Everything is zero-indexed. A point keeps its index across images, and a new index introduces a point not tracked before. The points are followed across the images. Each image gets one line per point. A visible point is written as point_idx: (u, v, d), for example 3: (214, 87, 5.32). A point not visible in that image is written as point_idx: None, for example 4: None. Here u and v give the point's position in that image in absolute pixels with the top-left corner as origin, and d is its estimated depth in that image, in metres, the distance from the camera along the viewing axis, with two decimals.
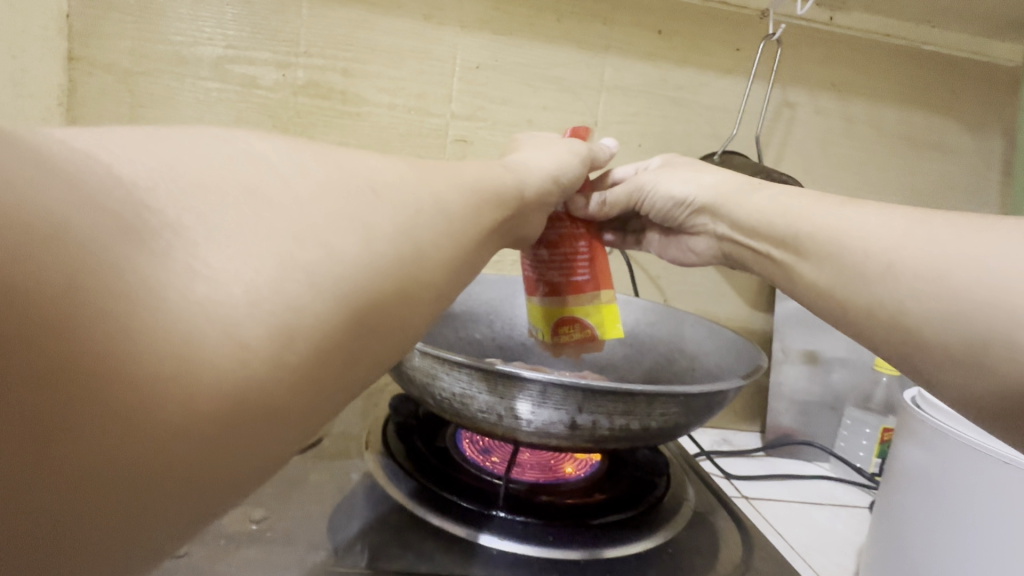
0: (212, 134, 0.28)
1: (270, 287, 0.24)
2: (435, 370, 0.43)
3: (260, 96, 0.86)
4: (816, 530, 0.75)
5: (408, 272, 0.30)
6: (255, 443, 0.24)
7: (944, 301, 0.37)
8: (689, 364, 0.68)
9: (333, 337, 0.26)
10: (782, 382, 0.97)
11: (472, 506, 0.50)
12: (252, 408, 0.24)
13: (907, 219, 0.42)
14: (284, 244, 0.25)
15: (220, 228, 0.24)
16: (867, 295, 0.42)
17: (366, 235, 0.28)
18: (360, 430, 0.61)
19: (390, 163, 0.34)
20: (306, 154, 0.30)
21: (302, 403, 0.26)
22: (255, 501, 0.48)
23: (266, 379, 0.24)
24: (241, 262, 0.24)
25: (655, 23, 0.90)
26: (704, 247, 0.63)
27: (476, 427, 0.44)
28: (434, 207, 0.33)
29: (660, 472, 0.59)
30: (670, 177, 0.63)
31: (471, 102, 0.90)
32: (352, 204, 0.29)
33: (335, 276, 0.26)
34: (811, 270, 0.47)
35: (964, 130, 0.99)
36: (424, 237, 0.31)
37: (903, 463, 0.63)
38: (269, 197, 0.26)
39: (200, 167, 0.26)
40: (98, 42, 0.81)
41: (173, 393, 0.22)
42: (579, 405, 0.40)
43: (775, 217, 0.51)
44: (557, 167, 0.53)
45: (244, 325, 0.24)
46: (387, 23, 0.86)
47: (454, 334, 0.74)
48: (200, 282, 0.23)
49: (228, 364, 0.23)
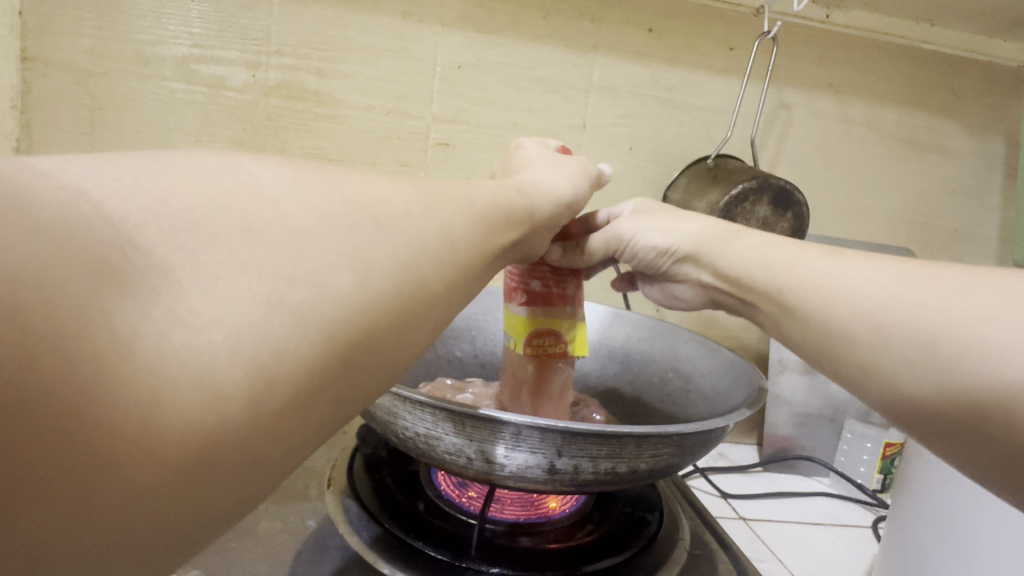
0: (212, 163, 0.26)
1: (253, 331, 0.23)
2: (396, 408, 0.39)
3: (228, 98, 0.81)
4: (817, 556, 0.71)
5: (404, 303, 0.27)
6: (236, 485, 0.23)
7: (938, 369, 0.34)
8: (683, 385, 0.64)
9: (315, 376, 0.24)
10: (780, 393, 0.93)
11: (443, 557, 0.46)
12: (227, 455, 0.22)
13: (891, 275, 0.38)
14: (273, 284, 0.23)
15: (211, 269, 0.22)
16: (859, 357, 0.38)
17: (362, 271, 0.26)
18: (324, 465, 0.58)
19: (390, 187, 0.31)
20: (307, 180, 0.27)
21: (282, 444, 0.24)
22: (192, 561, 0.44)
23: (246, 425, 0.23)
24: (231, 305, 0.22)
25: (646, 21, 0.85)
26: (691, 295, 0.56)
27: (447, 469, 0.40)
28: (440, 235, 0.30)
29: (652, 507, 0.55)
30: (646, 223, 0.56)
31: (453, 104, 0.85)
32: (349, 238, 0.26)
33: (325, 314, 0.24)
34: (796, 326, 0.42)
35: (966, 132, 0.96)
36: (425, 267, 0.29)
37: (911, 491, 0.59)
38: (265, 235, 0.24)
39: (192, 201, 0.24)
40: (53, 41, 0.76)
41: (141, 450, 0.20)
42: (558, 448, 0.36)
43: (760, 272, 0.46)
44: (573, 190, 0.49)
45: (223, 374, 0.22)
46: (363, 20, 0.81)
47: (432, 352, 0.70)
48: (179, 326, 0.21)
49: (208, 414, 0.21)
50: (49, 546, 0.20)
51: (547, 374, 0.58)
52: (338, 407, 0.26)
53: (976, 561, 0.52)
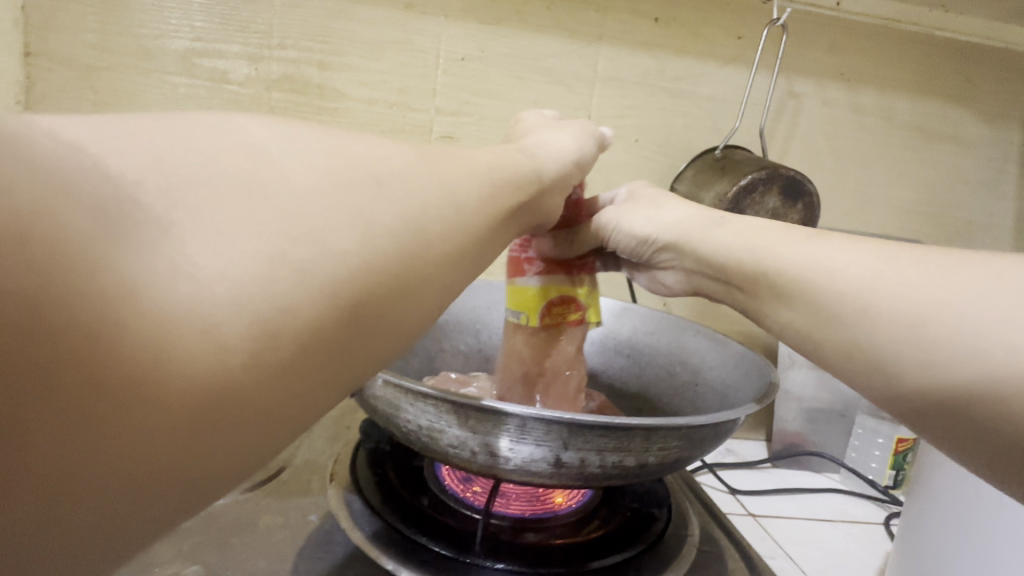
0: (206, 122, 0.25)
1: (259, 288, 0.23)
2: (398, 400, 0.39)
3: (231, 92, 0.80)
4: (828, 553, 0.70)
5: (407, 264, 0.27)
6: (235, 450, 0.23)
7: (923, 350, 0.33)
8: (690, 379, 0.63)
9: (319, 340, 0.24)
10: (789, 388, 0.92)
11: (447, 552, 0.45)
12: (235, 408, 0.23)
13: (876, 255, 0.37)
14: (276, 240, 0.23)
15: (212, 225, 0.22)
16: (844, 340, 0.36)
17: (365, 230, 0.26)
18: (327, 459, 0.58)
19: (396, 150, 0.30)
20: (308, 140, 0.27)
21: (284, 405, 0.24)
22: (193, 556, 0.44)
23: (253, 379, 0.23)
24: (232, 260, 0.22)
25: (652, 10, 0.84)
26: (674, 283, 0.55)
27: (449, 463, 0.40)
28: (444, 196, 0.30)
29: (660, 503, 0.54)
30: (629, 213, 0.55)
31: (456, 96, 0.84)
32: (352, 198, 0.26)
33: (327, 273, 0.24)
34: (787, 311, 0.41)
35: (981, 121, 0.94)
36: (429, 231, 0.28)
37: (927, 488, 0.58)
38: (267, 193, 0.24)
39: (190, 156, 0.23)
40: (57, 35, 0.75)
41: (152, 397, 0.21)
42: (564, 441, 0.35)
43: (743, 254, 0.45)
44: (579, 150, 0.48)
45: (228, 329, 0.22)
46: (365, 12, 0.80)
47: (436, 345, 0.70)
48: (184, 279, 0.21)
49: (213, 368, 0.22)
50: (59, 487, 0.20)
51: (569, 342, 0.58)
52: (340, 379, 0.26)
53: (993, 558, 0.50)
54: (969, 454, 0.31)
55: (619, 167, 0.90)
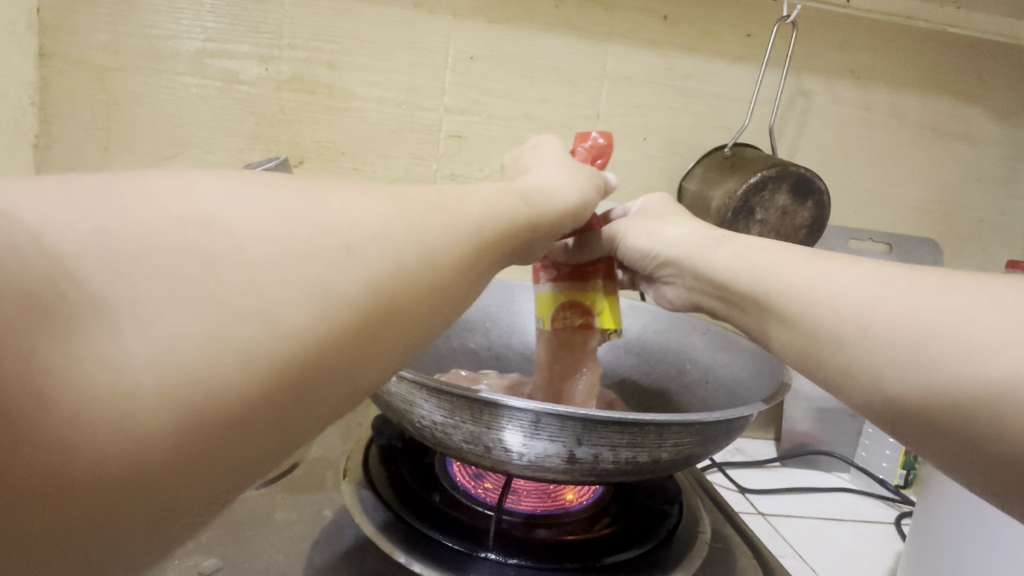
0: (163, 182, 0.25)
1: (194, 371, 0.22)
2: (413, 396, 0.39)
3: (242, 92, 0.81)
4: (840, 552, 0.69)
5: (370, 335, 0.26)
6: (166, 530, 0.23)
7: (923, 369, 0.32)
8: (701, 376, 0.63)
9: (264, 417, 0.24)
10: (799, 387, 0.91)
11: (460, 547, 0.45)
12: (165, 491, 0.22)
13: (875, 278, 0.37)
14: (220, 323, 0.23)
15: (147, 304, 0.22)
16: (844, 359, 0.36)
17: (326, 302, 0.25)
18: (339, 455, 0.58)
19: (374, 202, 0.29)
20: (271, 200, 0.26)
21: (218, 486, 0.24)
22: (208, 550, 0.44)
23: (184, 464, 0.22)
24: (168, 342, 0.22)
25: (661, 9, 0.84)
26: (675, 298, 0.54)
27: (462, 459, 0.40)
28: (420, 257, 0.28)
29: (671, 500, 0.55)
30: (635, 225, 0.55)
31: (465, 95, 0.85)
32: (310, 265, 0.25)
33: (275, 355, 0.23)
34: (783, 330, 0.40)
35: (993, 119, 0.93)
36: (397, 295, 0.27)
37: (939, 487, 0.58)
38: (213, 267, 0.23)
39: (129, 222, 0.23)
40: (69, 37, 0.76)
41: (75, 484, 0.21)
42: (578, 437, 0.35)
43: (744, 272, 0.44)
44: (576, 196, 0.45)
45: (157, 416, 0.22)
46: (374, 12, 0.80)
47: (445, 344, 0.70)
48: (110, 367, 0.21)
49: (138, 456, 0.21)
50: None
51: (575, 347, 0.58)
52: (282, 452, 0.25)
53: (1007, 558, 0.50)
54: (979, 471, 0.30)
55: (627, 165, 0.90)
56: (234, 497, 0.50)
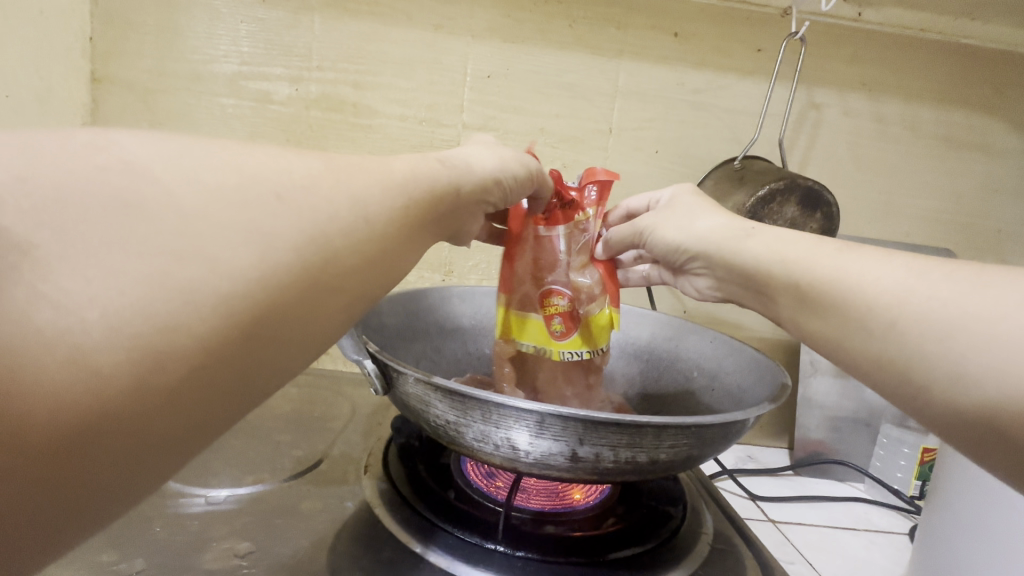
0: (86, 140, 0.28)
1: (133, 308, 0.25)
2: (428, 396, 0.42)
3: (274, 111, 0.86)
4: (851, 561, 0.70)
5: (313, 279, 0.30)
6: (125, 465, 0.26)
7: (950, 362, 0.33)
8: (708, 384, 0.64)
9: (218, 351, 0.27)
10: (811, 396, 0.92)
11: (471, 539, 0.48)
12: (122, 419, 0.26)
13: (907, 269, 0.38)
14: (158, 264, 0.26)
15: (81, 250, 0.25)
16: (873, 347, 0.37)
17: (263, 247, 0.28)
18: (360, 453, 0.62)
19: (307, 164, 0.33)
20: (198, 155, 0.29)
21: (181, 422, 0.27)
22: (242, 534, 0.48)
23: (143, 391, 0.26)
24: (103, 282, 0.25)
25: (672, 26, 0.86)
26: (706, 289, 0.55)
27: (471, 455, 0.43)
28: (354, 211, 0.33)
29: (675, 502, 0.56)
30: (664, 218, 0.56)
31: (483, 112, 0.88)
32: (244, 210, 0.28)
33: (216, 291, 0.27)
34: (814, 321, 0.41)
35: (1012, 129, 0.93)
36: (335, 242, 0.31)
37: (943, 494, 0.60)
38: (143, 212, 0.27)
39: (58, 177, 0.26)
40: (119, 62, 0.83)
41: (42, 409, 0.24)
42: (580, 437, 0.38)
43: (774, 267, 0.45)
44: (500, 168, 0.50)
45: (101, 348, 0.25)
46: (397, 35, 0.85)
47: (462, 348, 0.73)
48: (52, 306, 0.25)
49: (94, 384, 0.25)
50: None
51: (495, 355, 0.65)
52: (244, 386, 0.29)
53: (998, 551, 0.53)
54: (976, 448, 0.33)
55: (639, 178, 0.92)
56: (262, 488, 0.54)
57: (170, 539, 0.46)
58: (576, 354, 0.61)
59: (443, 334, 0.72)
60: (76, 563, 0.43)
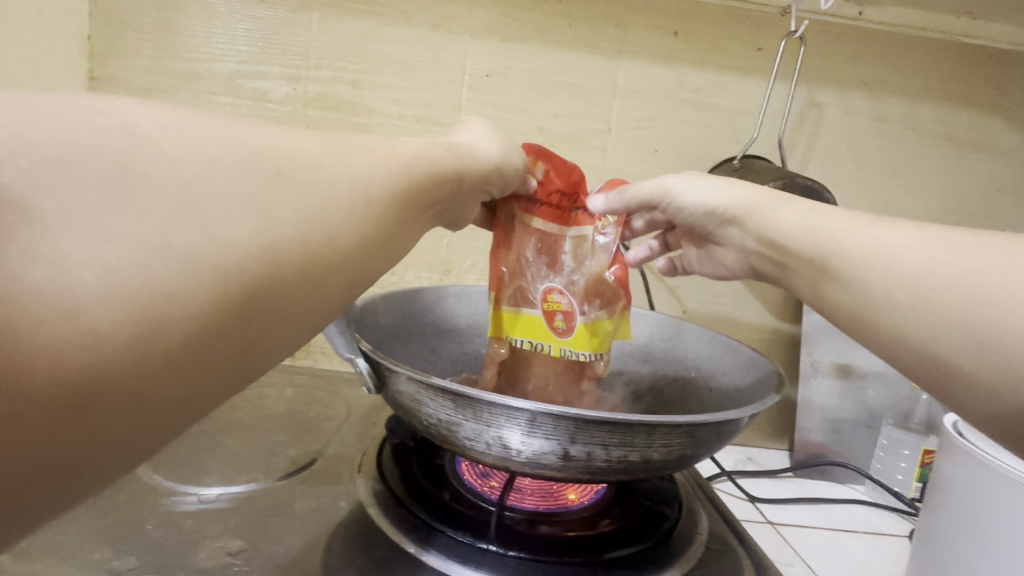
0: (83, 104, 0.27)
1: (130, 273, 0.25)
2: (420, 395, 0.42)
3: (272, 110, 0.86)
4: (850, 564, 0.69)
5: (311, 253, 0.30)
6: (114, 436, 0.26)
7: (982, 336, 0.32)
8: (704, 385, 0.64)
9: (213, 321, 0.27)
10: (811, 398, 0.91)
11: (464, 539, 0.48)
12: (113, 388, 0.25)
13: (937, 238, 0.36)
14: (158, 231, 0.26)
15: (75, 210, 0.25)
16: (896, 327, 0.36)
17: (263, 221, 0.28)
18: (355, 452, 0.62)
19: (307, 140, 0.33)
20: (198, 124, 0.29)
21: (171, 397, 0.27)
22: (235, 533, 0.48)
23: (137, 358, 0.25)
24: (100, 246, 0.25)
25: (671, 24, 0.86)
26: (733, 260, 0.54)
27: (464, 453, 0.42)
28: (353, 192, 0.33)
29: (670, 502, 0.56)
30: (693, 182, 0.54)
31: (481, 111, 0.88)
32: (246, 185, 0.28)
33: (216, 260, 0.27)
34: (837, 291, 0.40)
35: (1013, 128, 0.92)
36: (334, 223, 0.31)
37: (941, 495, 0.59)
38: (142, 176, 0.26)
39: (55, 134, 0.25)
40: (117, 61, 0.83)
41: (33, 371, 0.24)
42: (571, 435, 0.37)
43: (805, 237, 0.43)
44: (501, 155, 0.50)
45: (96, 309, 0.24)
46: (394, 33, 0.84)
47: (458, 348, 0.73)
48: (46, 265, 0.24)
49: (85, 349, 0.24)
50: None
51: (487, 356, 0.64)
52: (234, 364, 0.29)
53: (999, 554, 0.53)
54: None
55: (639, 177, 0.92)
56: (256, 487, 0.54)
57: (164, 536, 0.46)
58: (580, 354, 0.61)
59: (439, 333, 0.72)
60: (68, 561, 0.43)
